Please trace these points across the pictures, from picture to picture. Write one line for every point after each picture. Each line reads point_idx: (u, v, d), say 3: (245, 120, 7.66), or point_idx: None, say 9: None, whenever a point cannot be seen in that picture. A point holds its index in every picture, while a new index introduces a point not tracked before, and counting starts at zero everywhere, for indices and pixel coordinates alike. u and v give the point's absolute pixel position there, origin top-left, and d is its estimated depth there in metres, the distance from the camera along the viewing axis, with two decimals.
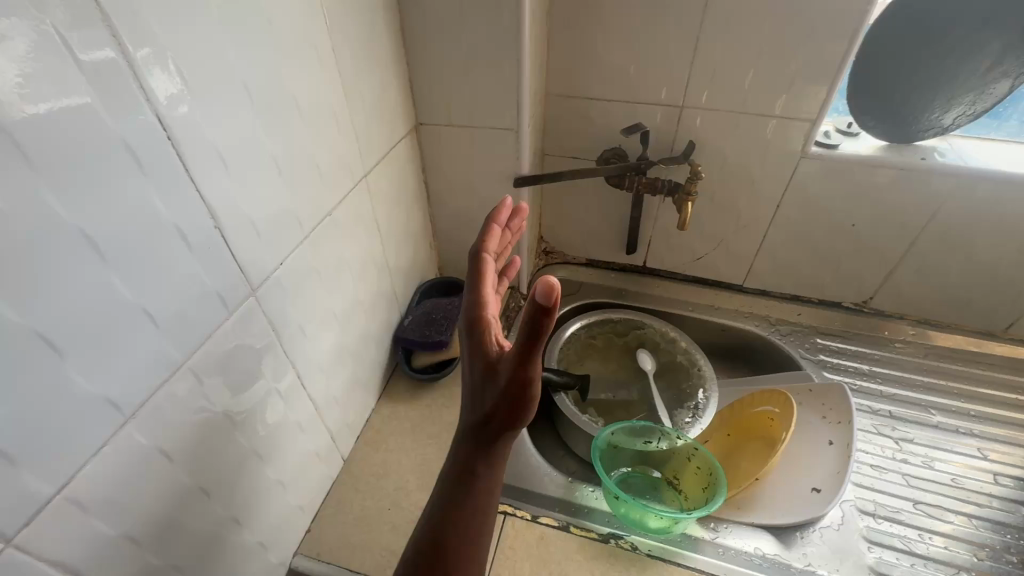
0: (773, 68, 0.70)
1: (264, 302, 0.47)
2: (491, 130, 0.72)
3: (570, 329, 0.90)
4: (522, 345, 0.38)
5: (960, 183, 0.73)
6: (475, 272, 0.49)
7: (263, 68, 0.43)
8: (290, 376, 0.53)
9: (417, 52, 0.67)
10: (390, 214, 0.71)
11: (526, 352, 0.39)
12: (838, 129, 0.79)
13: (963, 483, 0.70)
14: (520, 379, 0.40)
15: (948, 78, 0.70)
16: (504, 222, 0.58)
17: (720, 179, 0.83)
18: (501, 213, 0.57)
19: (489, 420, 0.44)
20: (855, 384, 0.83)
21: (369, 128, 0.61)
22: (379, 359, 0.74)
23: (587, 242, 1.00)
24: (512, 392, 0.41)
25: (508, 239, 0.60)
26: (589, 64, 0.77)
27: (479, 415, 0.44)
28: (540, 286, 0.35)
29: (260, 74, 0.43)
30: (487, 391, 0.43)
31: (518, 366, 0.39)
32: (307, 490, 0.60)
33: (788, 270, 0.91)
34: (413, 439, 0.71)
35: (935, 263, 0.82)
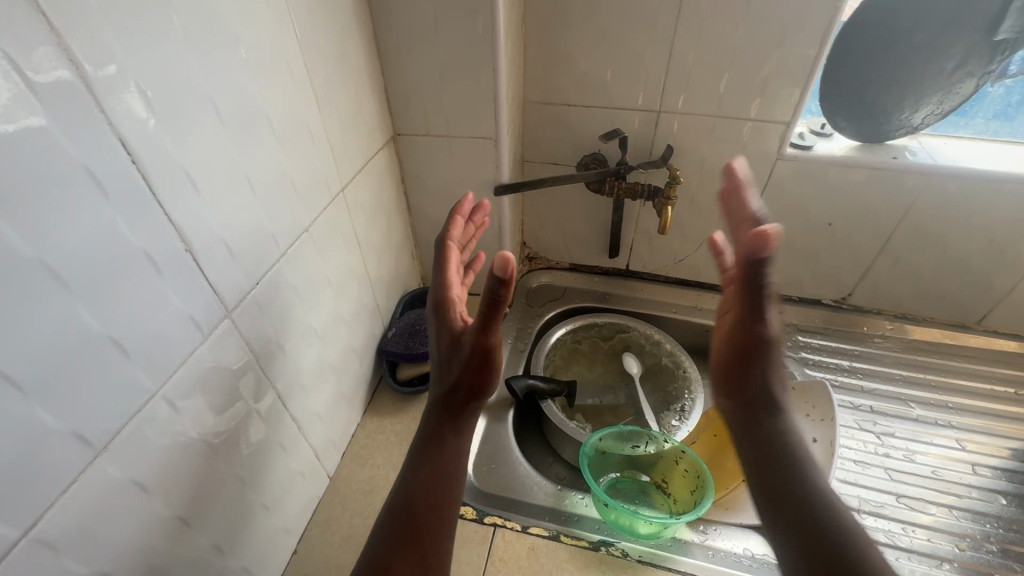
0: (747, 73, 0.71)
1: (241, 323, 0.46)
2: (470, 140, 0.72)
3: (556, 335, 0.89)
4: (483, 318, 0.48)
5: (931, 181, 0.75)
6: (440, 259, 0.58)
7: (232, 86, 0.42)
8: (270, 397, 0.52)
9: (391, 62, 0.66)
10: (370, 226, 0.70)
11: (486, 322, 0.48)
12: (812, 131, 0.80)
13: (943, 475, 0.71)
14: (482, 348, 0.50)
15: (916, 80, 0.71)
16: (470, 217, 0.65)
17: (698, 182, 0.84)
18: (465, 205, 0.62)
19: (457, 387, 0.53)
20: (836, 380, 0.84)
21: (346, 141, 0.61)
22: (363, 373, 0.73)
23: (570, 246, 1.00)
24: (476, 359, 0.51)
25: (471, 232, 0.65)
26: (565, 71, 0.77)
27: (448, 384, 0.54)
28: (497, 262, 0.42)
29: (229, 92, 0.42)
30: (454, 362, 0.53)
31: (480, 335, 0.49)
32: (293, 511, 0.59)
33: (768, 270, 0.92)
34: (400, 453, 0.70)
35: (910, 259, 0.84)
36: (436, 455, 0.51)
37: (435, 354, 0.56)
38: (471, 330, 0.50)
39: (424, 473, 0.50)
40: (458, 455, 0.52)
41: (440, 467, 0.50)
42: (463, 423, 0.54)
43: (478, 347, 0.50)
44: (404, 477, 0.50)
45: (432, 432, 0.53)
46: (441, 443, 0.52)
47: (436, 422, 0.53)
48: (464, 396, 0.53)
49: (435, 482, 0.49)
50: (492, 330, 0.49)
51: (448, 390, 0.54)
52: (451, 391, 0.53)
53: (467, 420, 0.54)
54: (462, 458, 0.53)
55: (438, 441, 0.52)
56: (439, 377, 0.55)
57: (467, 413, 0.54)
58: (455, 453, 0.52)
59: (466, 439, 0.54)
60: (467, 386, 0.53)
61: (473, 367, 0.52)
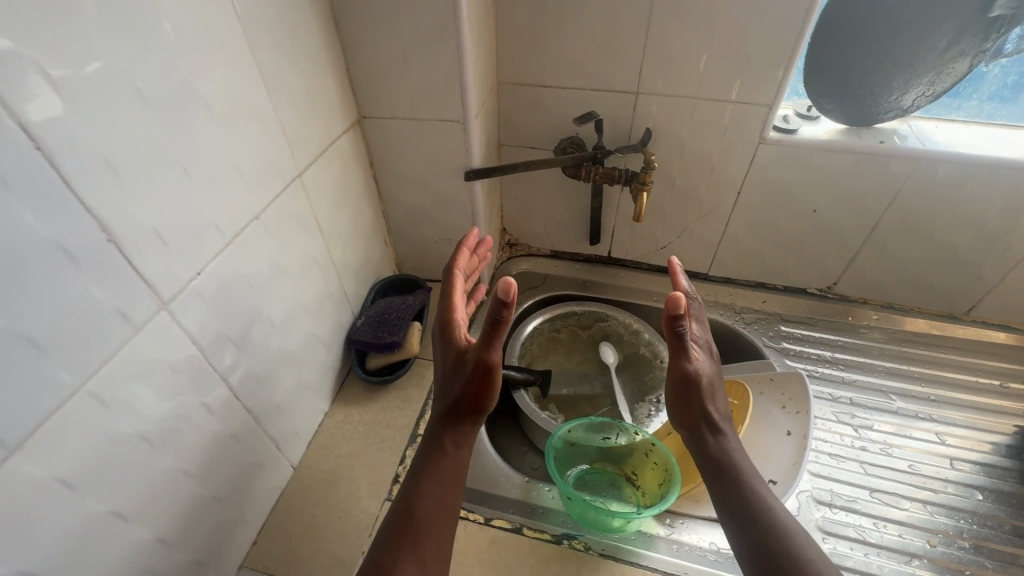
0: (727, 52, 0.67)
1: (181, 316, 0.44)
2: (437, 123, 0.69)
3: (531, 325, 0.87)
4: (486, 334, 0.51)
5: (919, 167, 0.72)
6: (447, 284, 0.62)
7: (157, 66, 0.40)
8: (221, 389, 0.51)
9: (352, 41, 0.63)
10: (334, 212, 0.68)
11: (489, 339, 0.51)
12: (797, 113, 0.77)
13: (920, 470, 0.70)
14: (485, 363, 0.52)
15: (906, 59, 0.68)
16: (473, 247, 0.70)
17: (679, 167, 0.81)
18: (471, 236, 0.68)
19: (460, 404, 0.55)
20: (817, 371, 0.82)
21: (302, 124, 0.58)
22: (330, 362, 0.71)
23: (550, 233, 0.97)
24: (478, 375, 0.53)
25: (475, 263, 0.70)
26: (539, 50, 0.74)
27: (451, 400, 0.55)
28: (500, 285, 0.47)
29: (154, 73, 0.39)
30: (457, 378, 0.55)
31: (483, 350, 0.52)
32: (251, 502, 0.58)
33: (752, 258, 0.90)
34: (367, 444, 0.69)
35: (897, 248, 0.81)
36: (435, 471, 0.52)
37: (440, 372, 0.58)
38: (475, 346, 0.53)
39: (424, 485, 0.51)
40: (456, 472, 0.53)
41: (437, 482, 0.51)
42: (464, 442, 0.55)
43: (481, 362, 0.52)
44: (404, 489, 0.52)
45: (431, 450, 0.54)
46: (441, 460, 0.53)
47: (436, 440, 0.55)
48: (465, 414, 0.55)
49: (433, 496, 0.50)
50: (494, 348, 0.52)
51: (451, 409, 0.55)
52: (454, 407, 0.55)
53: (467, 439, 0.55)
54: (460, 476, 0.53)
55: (436, 457, 0.53)
56: (442, 398, 0.56)
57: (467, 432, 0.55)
58: (453, 469, 0.53)
59: (465, 457, 0.55)
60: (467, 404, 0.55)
61: (476, 382, 0.54)
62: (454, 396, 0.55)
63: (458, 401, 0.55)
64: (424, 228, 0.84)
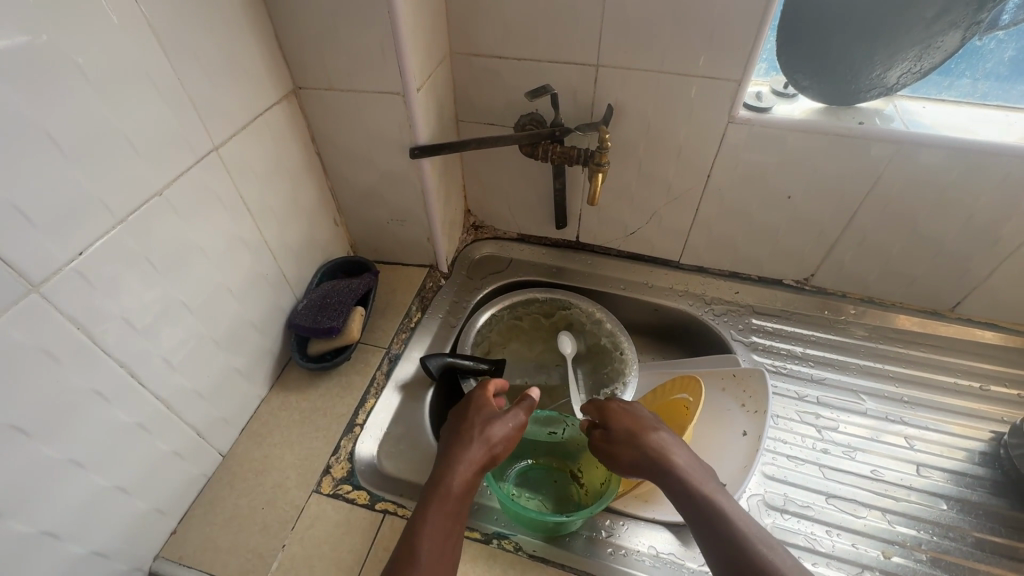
0: (690, 21, 0.62)
1: (58, 299, 0.42)
2: (376, 95, 0.65)
3: (480, 320, 0.81)
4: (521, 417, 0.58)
5: (899, 150, 0.66)
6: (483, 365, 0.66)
7: (6, 25, 0.36)
8: (120, 375, 0.48)
9: (278, 4, 0.59)
10: (266, 190, 0.64)
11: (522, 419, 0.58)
12: (773, 90, 0.71)
13: (883, 476, 0.66)
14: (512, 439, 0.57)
15: (889, 31, 0.61)
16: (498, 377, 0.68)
17: (644, 147, 0.75)
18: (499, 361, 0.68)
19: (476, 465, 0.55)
20: (785, 367, 0.78)
21: (218, 93, 0.54)
22: (266, 348, 0.68)
23: (516, 216, 0.92)
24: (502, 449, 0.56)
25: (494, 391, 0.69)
26: (491, 17, 0.68)
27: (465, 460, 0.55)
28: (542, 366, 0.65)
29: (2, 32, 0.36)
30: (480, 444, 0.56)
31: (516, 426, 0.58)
32: (167, 492, 0.56)
33: (725, 246, 0.85)
34: (301, 432, 0.67)
35: (877, 238, 0.76)
36: (435, 517, 0.50)
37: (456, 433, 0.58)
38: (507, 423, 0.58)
39: (425, 538, 0.49)
40: (459, 521, 0.51)
41: (437, 530, 0.49)
42: (473, 491, 0.54)
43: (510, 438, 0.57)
44: (403, 540, 0.49)
45: (434, 493, 0.52)
46: (444, 507, 0.51)
47: (441, 483, 0.53)
48: (477, 461, 0.54)
49: (434, 547, 0.48)
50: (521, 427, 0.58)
51: (463, 455, 0.55)
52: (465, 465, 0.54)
53: (474, 492, 0.54)
54: (461, 526, 0.51)
55: (438, 501, 0.51)
56: (454, 445, 0.56)
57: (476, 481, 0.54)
58: (456, 518, 0.51)
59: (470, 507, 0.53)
60: (486, 456, 0.55)
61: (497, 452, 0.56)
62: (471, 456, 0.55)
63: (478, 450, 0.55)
64: (375, 207, 0.80)
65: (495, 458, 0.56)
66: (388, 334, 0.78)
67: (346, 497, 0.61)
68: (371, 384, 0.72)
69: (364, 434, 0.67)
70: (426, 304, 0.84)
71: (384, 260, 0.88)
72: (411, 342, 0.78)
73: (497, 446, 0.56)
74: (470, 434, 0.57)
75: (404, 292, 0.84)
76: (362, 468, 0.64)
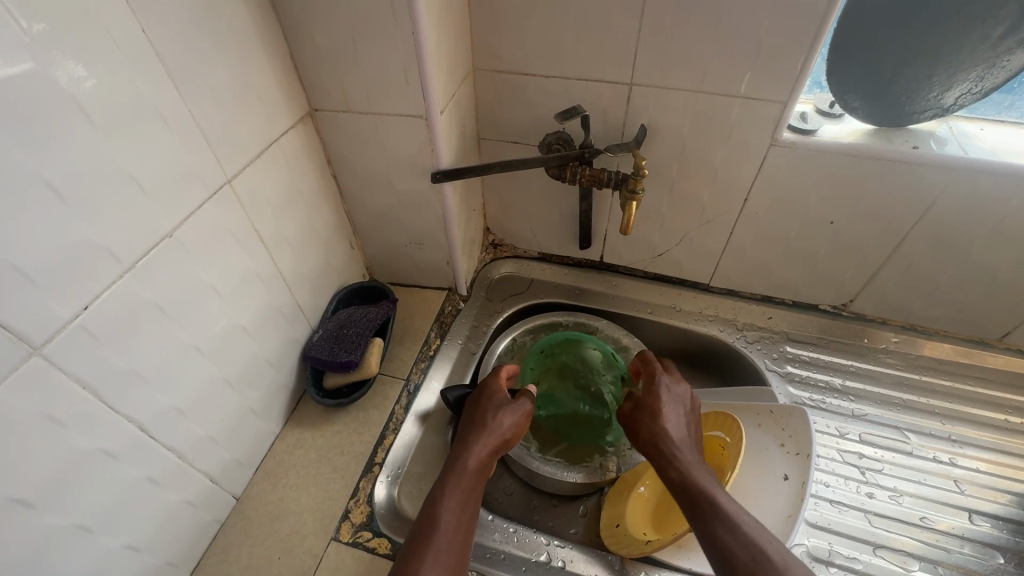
0: (734, 38, 0.57)
1: (61, 359, 0.38)
2: (396, 117, 0.61)
3: (500, 347, 0.79)
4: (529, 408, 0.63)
5: (957, 178, 0.61)
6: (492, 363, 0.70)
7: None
8: (130, 430, 0.45)
9: (293, 24, 0.55)
10: (280, 219, 0.61)
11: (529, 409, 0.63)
12: (818, 109, 0.67)
13: (932, 524, 0.64)
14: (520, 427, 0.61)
15: (951, 50, 0.56)
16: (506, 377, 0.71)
17: (678, 169, 0.71)
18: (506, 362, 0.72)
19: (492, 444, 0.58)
20: (823, 401, 0.74)
21: (230, 121, 0.51)
22: (281, 382, 0.65)
23: (537, 235, 0.88)
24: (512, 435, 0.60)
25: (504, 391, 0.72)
26: (518, 33, 0.64)
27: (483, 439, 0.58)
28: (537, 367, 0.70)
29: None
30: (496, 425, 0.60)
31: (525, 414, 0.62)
32: (180, 544, 0.53)
33: (758, 270, 0.81)
34: (318, 473, 0.64)
35: (924, 266, 0.72)
36: (454, 487, 0.53)
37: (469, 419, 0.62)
38: (518, 411, 0.62)
39: (445, 505, 0.51)
40: (476, 492, 0.54)
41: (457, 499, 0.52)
42: (488, 468, 0.57)
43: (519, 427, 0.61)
44: (425, 509, 0.51)
45: (451, 470, 0.55)
46: (461, 483, 0.54)
47: (458, 461, 0.56)
48: (491, 440, 0.58)
49: (456, 512, 0.51)
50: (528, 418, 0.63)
51: (477, 435, 0.58)
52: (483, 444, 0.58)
53: (488, 470, 0.57)
54: (478, 498, 0.54)
55: (458, 473, 0.54)
56: (468, 430, 0.60)
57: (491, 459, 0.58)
58: (474, 489, 0.54)
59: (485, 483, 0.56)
60: (498, 435, 0.59)
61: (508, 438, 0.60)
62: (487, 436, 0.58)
63: (491, 431, 0.59)
64: (392, 230, 0.76)
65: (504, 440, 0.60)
66: (406, 364, 0.75)
67: (366, 545, 0.58)
68: (390, 419, 0.69)
69: (382, 475, 0.64)
70: (444, 329, 0.80)
71: (400, 282, 0.85)
72: (430, 372, 0.74)
73: (507, 429, 0.60)
74: (482, 420, 0.60)
75: (422, 317, 0.81)
76: (381, 512, 0.61)
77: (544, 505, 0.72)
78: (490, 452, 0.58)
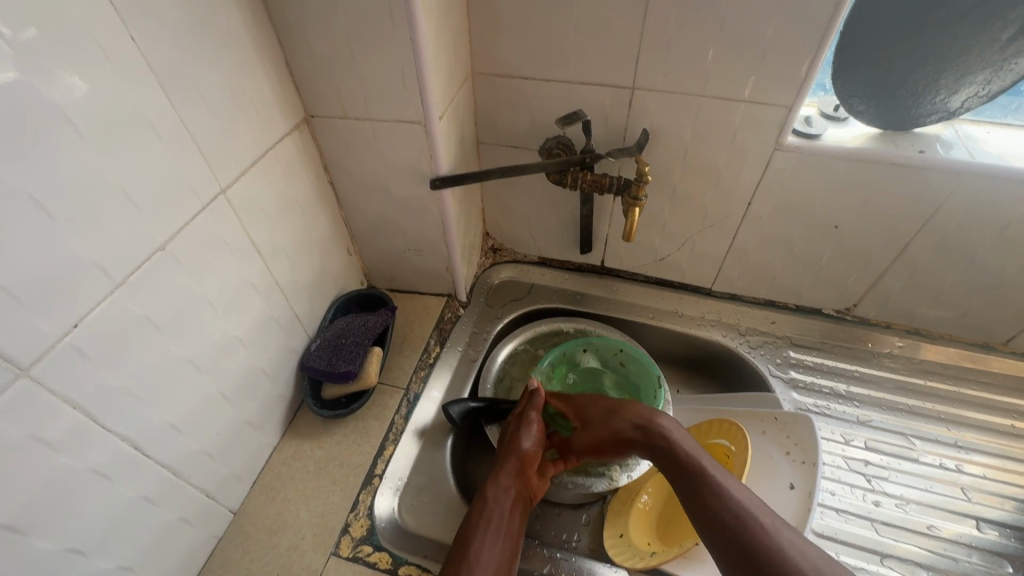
0: (737, 42, 0.56)
1: (51, 380, 0.37)
2: (393, 123, 0.60)
3: (501, 356, 0.77)
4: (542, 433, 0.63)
5: (963, 183, 0.61)
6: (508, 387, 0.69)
7: None
8: (123, 449, 0.44)
9: (287, 29, 0.54)
10: (276, 229, 0.60)
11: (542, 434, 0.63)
12: (822, 113, 0.65)
13: (939, 532, 0.63)
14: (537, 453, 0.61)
15: (959, 53, 0.55)
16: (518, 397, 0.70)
17: (680, 173, 0.70)
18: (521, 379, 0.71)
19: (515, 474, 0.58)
20: (827, 407, 0.74)
21: (224, 130, 0.50)
22: (278, 394, 0.64)
23: (538, 239, 0.87)
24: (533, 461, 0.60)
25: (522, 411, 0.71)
26: (518, 35, 0.63)
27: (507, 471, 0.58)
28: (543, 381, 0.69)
29: None
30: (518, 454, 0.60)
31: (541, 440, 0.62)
32: (176, 561, 0.52)
33: (761, 274, 0.80)
34: (317, 485, 0.63)
35: (928, 271, 0.71)
36: (484, 515, 0.54)
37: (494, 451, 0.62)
38: (535, 436, 0.62)
39: (476, 542, 0.52)
40: (511, 520, 0.55)
41: (487, 528, 0.53)
42: (521, 494, 0.58)
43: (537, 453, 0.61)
44: (457, 548, 0.52)
45: (481, 506, 0.55)
46: (492, 520, 0.54)
47: (486, 496, 0.56)
48: (516, 466, 0.59)
49: (489, 542, 0.52)
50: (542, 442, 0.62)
51: (502, 461, 0.59)
52: (508, 477, 0.58)
53: (518, 501, 0.57)
54: (514, 525, 0.55)
55: (486, 500, 0.56)
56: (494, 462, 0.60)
57: (521, 485, 0.58)
58: (506, 516, 0.55)
59: (521, 509, 0.57)
60: (522, 458, 0.59)
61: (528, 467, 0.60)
62: (510, 468, 0.59)
63: (514, 460, 0.59)
64: (391, 237, 0.75)
65: (533, 462, 0.60)
66: (406, 372, 0.74)
67: (366, 560, 0.57)
68: (389, 429, 0.68)
69: (383, 487, 0.63)
70: (444, 337, 0.79)
71: (399, 289, 0.84)
72: (430, 380, 0.73)
73: (529, 450, 0.60)
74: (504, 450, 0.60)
75: (422, 324, 0.80)
76: (382, 526, 0.60)
77: (546, 513, 0.70)
78: (518, 478, 0.58)
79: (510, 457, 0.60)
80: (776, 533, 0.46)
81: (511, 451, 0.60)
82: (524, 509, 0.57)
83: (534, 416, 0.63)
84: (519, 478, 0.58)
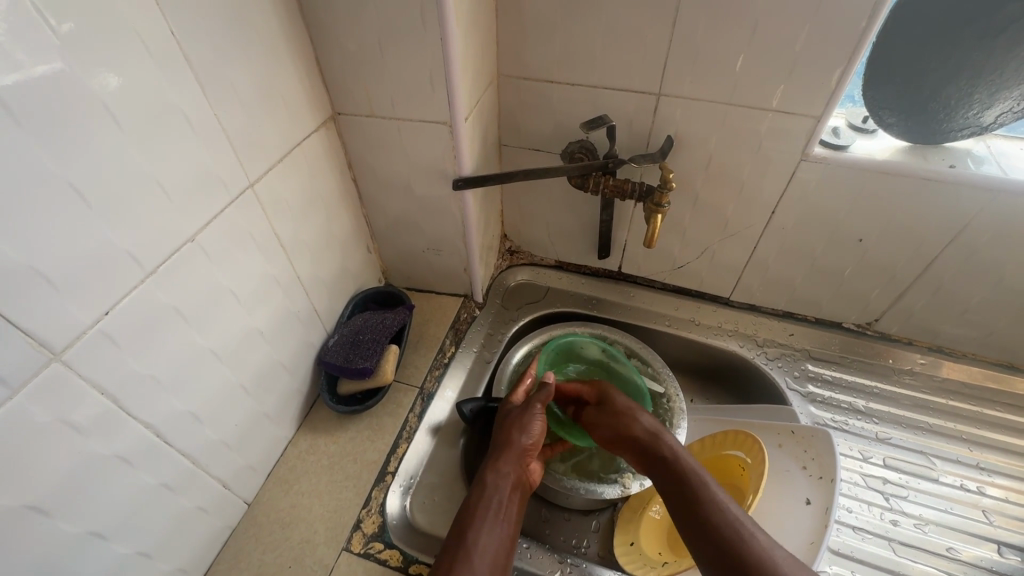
0: (767, 51, 0.56)
1: (82, 365, 0.38)
2: (419, 123, 0.61)
3: (514, 358, 0.76)
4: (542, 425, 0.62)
5: (995, 200, 0.59)
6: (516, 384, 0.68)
7: (14, 64, 0.31)
8: (146, 436, 0.45)
9: (320, 28, 0.55)
10: (301, 224, 0.60)
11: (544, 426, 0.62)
12: (850, 125, 0.65)
13: (958, 555, 0.62)
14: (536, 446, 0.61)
15: (993, 67, 0.54)
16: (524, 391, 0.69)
17: (704, 180, 0.69)
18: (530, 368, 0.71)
19: (513, 465, 0.58)
20: (845, 422, 0.73)
21: (255, 127, 0.51)
22: (295, 388, 0.65)
23: (555, 243, 0.87)
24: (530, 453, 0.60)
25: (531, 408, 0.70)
26: (546, 38, 0.63)
27: (505, 462, 0.58)
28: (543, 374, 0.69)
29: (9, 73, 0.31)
30: (520, 446, 0.60)
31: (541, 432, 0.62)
32: (190, 550, 0.53)
33: (782, 285, 0.79)
34: (331, 480, 0.63)
35: (955, 288, 0.69)
36: (482, 501, 0.54)
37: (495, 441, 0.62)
38: (535, 427, 0.61)
39: (473, 525, 0.52)
40: (510, 506, 0.55)
41: (486, 514, 0.53)
42: (519, 482, 0.58)
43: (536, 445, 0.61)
44: (453, 533, 0.52)
45: (482, 493, 0.55)
46: (490, 507, 0.54)
47: (488, 482, 0.56)
48: (515, 455, 0.59)
49: (489, 527, 0.52)
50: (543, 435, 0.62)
51: (502, 449, 0.59)
52: (506, 468, 0.58)
53: (515, 491, 0.57)
54: (512, 513, 0.55)
55: (486, 487, 0.56)
56: (494, 451, 0.60)
57: (519, 472, 0.58)
58: (505, 502, 0.55)
59: (518, 497, 0.57)
60: (520, 447, 0.60)
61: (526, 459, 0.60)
62: (509, 459, 0.58)
63: (516, 449, 0.59)
64: (412, 237, 0.76)
65: (532, 453, 0.61)
66: (420, 371, 0.74)
67: (377, 557, 0.57)
68: (403, 427, 0.68)
69: (395, 484, 0.63)
70: (459, 337, 0.79)
71: (416, 288, 0.84)
72: (445, 380, 0.73)
73: (530, 440, 0.60)
74: (506, 439, 0.60)
75: (438, 325, 0.80)
76: (393, 523, 0.60)
77: (556, 518, 0.70)
78: (516, 466, 0.59)
79: (510, 450, 0.59)
80: (766, 555, 0.45)
81: (515, 443, 0.60)
82: (522, 496, 0.58)
83: (536, 405, 0.63)
84: (517, 465, 0.59)
